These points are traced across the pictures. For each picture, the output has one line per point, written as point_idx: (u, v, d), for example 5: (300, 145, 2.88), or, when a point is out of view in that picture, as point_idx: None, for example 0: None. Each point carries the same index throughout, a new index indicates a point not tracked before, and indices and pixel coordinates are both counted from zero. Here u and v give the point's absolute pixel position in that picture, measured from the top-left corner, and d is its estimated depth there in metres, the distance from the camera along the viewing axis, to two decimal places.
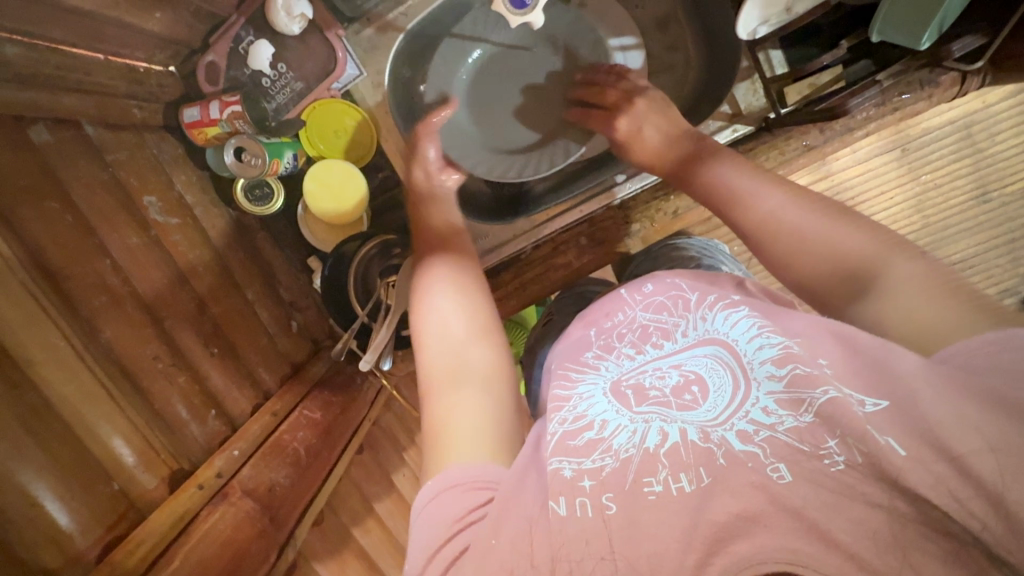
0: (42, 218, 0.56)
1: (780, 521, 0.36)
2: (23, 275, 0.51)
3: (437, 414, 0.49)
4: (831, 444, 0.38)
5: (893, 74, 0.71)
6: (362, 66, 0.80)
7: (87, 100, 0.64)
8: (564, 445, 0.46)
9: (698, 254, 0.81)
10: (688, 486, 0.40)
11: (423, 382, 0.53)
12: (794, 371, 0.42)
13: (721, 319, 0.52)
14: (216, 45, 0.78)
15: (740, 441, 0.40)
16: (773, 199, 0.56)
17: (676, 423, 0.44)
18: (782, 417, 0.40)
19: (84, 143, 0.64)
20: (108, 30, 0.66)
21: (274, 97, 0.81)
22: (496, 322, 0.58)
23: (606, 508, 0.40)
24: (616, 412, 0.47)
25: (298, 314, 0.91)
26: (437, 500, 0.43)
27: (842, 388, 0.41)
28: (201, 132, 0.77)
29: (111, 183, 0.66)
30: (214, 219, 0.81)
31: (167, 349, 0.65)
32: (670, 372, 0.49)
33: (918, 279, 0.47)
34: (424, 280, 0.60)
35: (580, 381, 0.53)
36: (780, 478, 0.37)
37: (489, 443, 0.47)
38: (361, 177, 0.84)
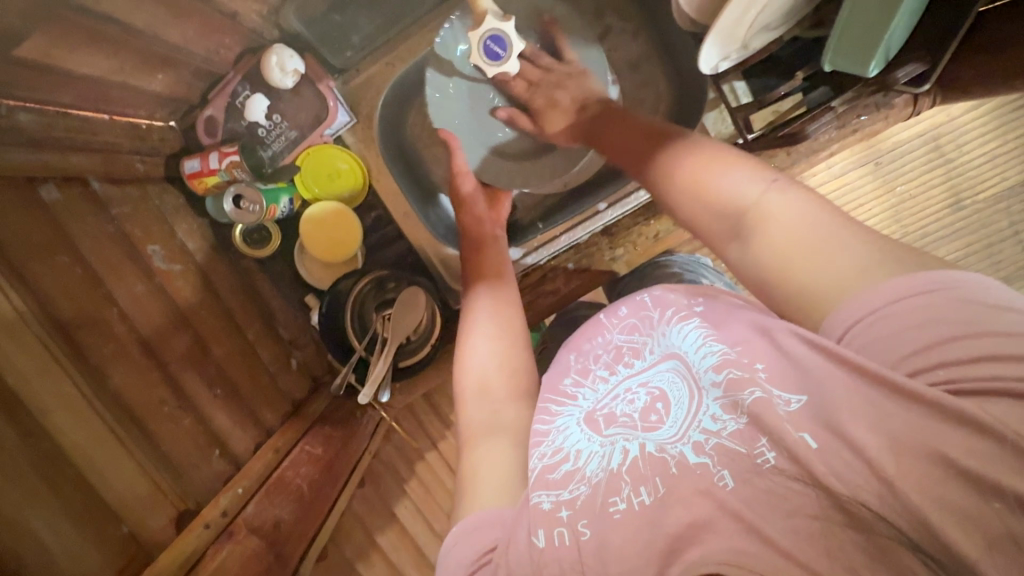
0: (53, 272, 0.59)
1: (725, 524, 0.40)
2: (37, 326, 0.54)
3: (473, 458, 0.57)
4: (763, 444, 0.41)
5: (847, 100, 0.76)
6: (352, 113, 0.85)
7: (95, 158, 0.68)
8: (544, 479, 0.50)
9: (681, 269, 0.84)
10: (647, 498, 0.44)
11: (462, 431, 0.61)
12: (728, 376, 0.45)
13: (677, 332, 0.54)
14: (215, 100, 0.81)
15: (694, 453, 0.44)
16: (688, 162, 0.54)
17: (637, 439, 0.47)
18: (725, 422, 0.44)
19: (91, 198, 0.68)
20: (114, 93, 0.68)
21: (270, 145, 0.84)
22: (526, 372, 0.65)
23: (582, 534, 0.45)
24: (588, 439, 0.51)
25: (298, 351, 0.93)
26: (459, 544, 0.49)
27: (767, 389, 0.43)
28: (201, 181, 0.81)
29: (116, 235, 0.69)
30: (215, 264, 0.84)
31: (173, 392, 0.67)
32: (639, 393, 0.51)
33: (800, 216, 0.44)
34: (466, 326, 0.69)
35: (558, 415, 0.56)
36: (725, 484, 0.41)
37: (508, 486, 0.53)
38: (354, 218, 0.88)
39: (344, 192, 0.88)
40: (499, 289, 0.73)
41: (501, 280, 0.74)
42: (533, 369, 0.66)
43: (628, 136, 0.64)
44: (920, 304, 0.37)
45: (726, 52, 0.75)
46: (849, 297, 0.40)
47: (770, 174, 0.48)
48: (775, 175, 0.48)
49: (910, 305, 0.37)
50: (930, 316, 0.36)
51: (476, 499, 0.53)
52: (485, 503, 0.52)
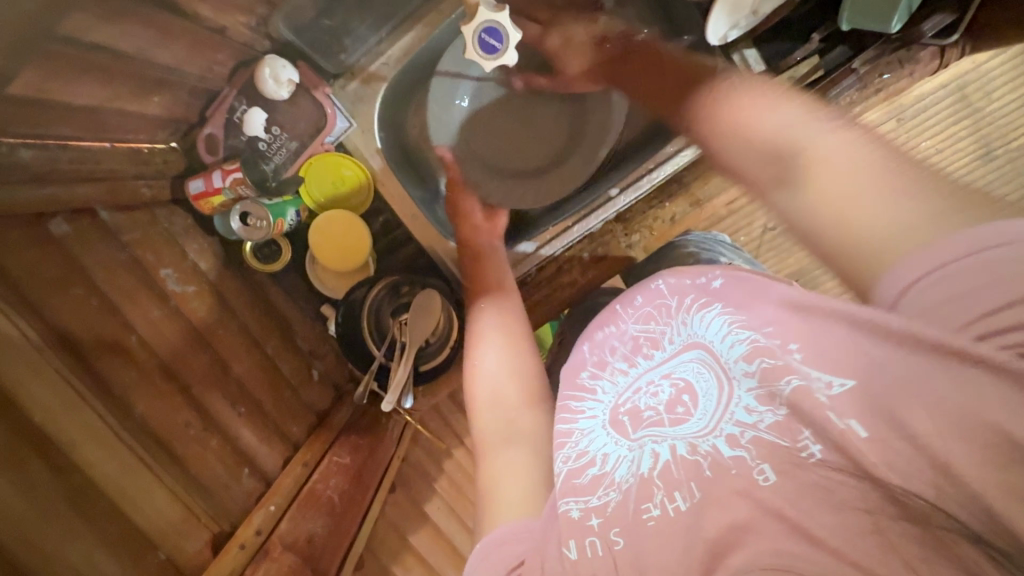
0: (70, 304, 0.59)
1: (767, 525, 0.38)
2: (58, 361, 0.55)
3: (491, 472, 0.56)
4: (806, 437, 0.39)
5: (869, 60, 0.73)
6: (352, 117, 0.83)
7: (100, 187, 0.68)
8: (572, 484, 0.49)
9: (698, 249, 0.82)
10: (683, 504, 0.42)
11: (477, 441, 0.60)
12: (762, 365, 0.44)
13: (699, 321, 0.52)
14: (213, 119, 0.80)
15: (729, 447, 0.42)
16: (732, 102, 0.53)
17: (667, 441, 0.46)
18: (762, 414, 0.42)
19: (100, 228, 0.68)
20: (112, 121, 0.67)
21: (272, 158, 0.83)
22: (538, 381, 0.65)
23: (615, 544, 0.43)
24: (616, 443, 0.50)
25: (318, 361, 0.93)
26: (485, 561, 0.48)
27: (804, 375, 0.41)
28: (207, 202, 0.80)
29: (129, 262, 0.70)
30: (229, 281, 0.84)
31: (198, 414, 0.68)
32: (663, 384, 0.51)
33: (862, 158, 0.42)
34: (474, 337, 0.69)
35: (580, 413, 0.55)
36: (766, 480, 0.39)
37: (531, 499, 0.53)
38: (363, 225, 0.87)
39: (349, 199, 0.86)
40: (506, 298, 0.73)
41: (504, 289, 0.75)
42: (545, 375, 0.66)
43: (667, 88, 0.63)
44: (988, 259, 0.34)
45: (736, 19, 0.73)
46: (906, 255, 0.38)
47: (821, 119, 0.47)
48: (829, 116, 0.47)
49: (977, 263, 0.34)
50: (994, 275, 0.33)
51: (500, 513, 0.52)
52: (510, 517, 0.51)
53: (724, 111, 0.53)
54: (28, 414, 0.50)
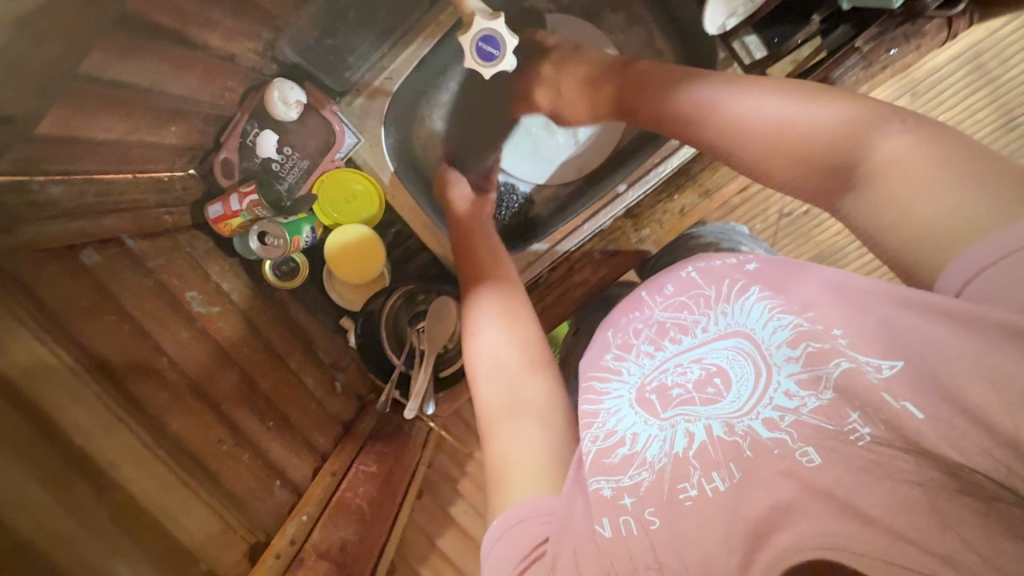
0: (104, 331, 0.62)
1: (816, 505, 0.40)
2: (94, 385, 0.57)
3: (499, 447, 0.57)
4: (854, 419, 0.42)
5: (872, 38, 0.72)
6: (359, 133, 0.84)
7: (125, 218, 0.71)
8: (601, 463, 0.49)
9: (714, 238, 0.86)
10: (721, 485, 0.44)
11: (483, 416, 0.61)
12: (807, 350, 0.46)
13: (739, 308, 0.53)
14: (227, 143, 0.81)
15: (767, 429, 0.45)
16: (744, 99, 0.58)
17: (701, 421, 0.48)
18: (804, 398, 0.45)
19: (128, 256, 0.71)
20: (134, 152, 0.70)
21: (285, 178, 0.84)
22: (540, 356, 0.65)
23: (650, 523, 0.45)
24: (644, 422, 0.51)
25: (340, 373, 0.95)
26: (506, 538, 0.50)
27: (854, 358, 0.44)
28: (226, 224, 0.82)
29: (156, 287, 0.73)
30: (251, 300, 0.87)
31: (229, 430, 0.70)
32: (692, 367, 0.52)
33: (908, 148, 0.47)
34: (473, 318, 0.69)
35: (606, 394, 0.56)
36: (810, 461, 0.42)
37: (544, 474, 0.53)
38: (376, 237, 0.89)
39: (362, 214, 0.88)
40: (503, 280, 0.73)
41: (502, 271, 0.74)
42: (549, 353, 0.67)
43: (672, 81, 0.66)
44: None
45: (732, 7, 0.75)
46: (963, 249, 0.42)
47: (866, 117, 0.50)
48: (855, 106, 0.52)
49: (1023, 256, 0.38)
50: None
51: (516, 488, 0.53)
52: (525, 492, 0.52)
53: (734, 108, 0.59)
54: (70, 436, 0.52)
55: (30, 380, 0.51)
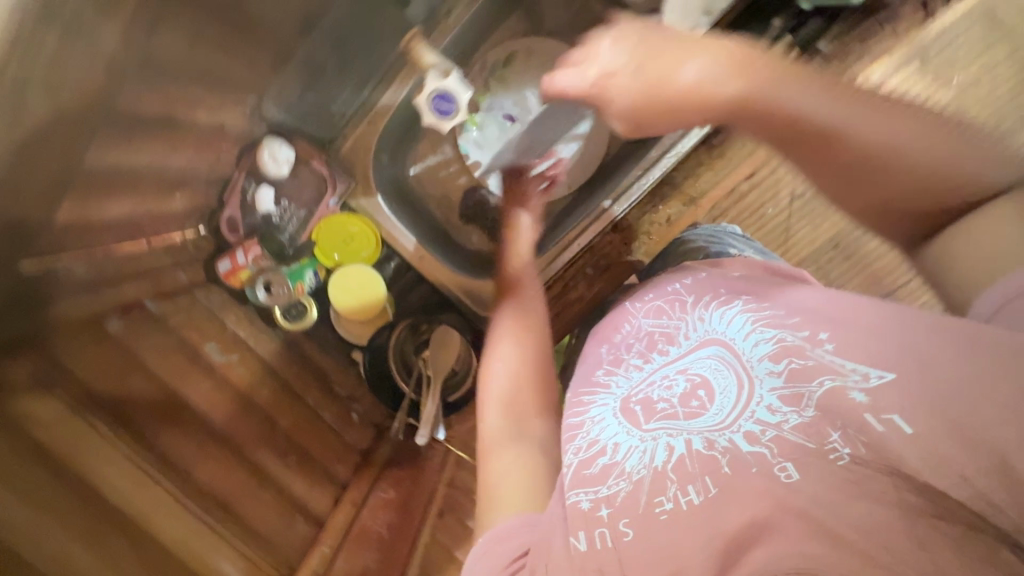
0: (132, 391, 0.69)
1: (789, 523, 0.42)
2: (125, 447, 0.63)
3: (494, 467, 0.63)
4: (836, 439, 0.44)
5: (834, 38, 0.72)
6: (349, 175, 0.90)
7: (144, 283, 0.77)
8: (581, 476, 0.54)
9: (707, 242, 0.88)
10: (697, 498, 0.47)
11: (486, 434, 0.66)
12: (789, 366, 0.51)
13: (718, 319, 0.62)
14: (230, 201, 0.86)
15: (748, 442, 0.48)
16: (858, 116, 0.51)
17: (681, 436, 0.52)
18: (786, 414, 0.48)
19: (149, 318, 0.77)
20: (145, 221, 0.75)
21: (286, 229, 0.91)
22: (545, 388, 0.71)
23: (624, 533, 0.48)
24: (627, 433, 0.56)
25: (357, 404, 1.00)
26: (491, 550, 0.55)
27: (840, 376, 0.48)
28: (236, 278, 0.87)
29: (177, 343, 0.79)
30: (267, 343, 0.92)
31: (252, 471, 0.76)
32: (677, 379, 0.58)
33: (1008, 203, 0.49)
34: (495, 342, 0.73)
35: (592, 404, 0.63)
36: (788, 476, 0.44)
37: (528, 499, 0.60)
38: (377, 275, 0.93)
39: (362, 252, 0.92)
40: (531, 310, 0.76)
41: (532, 300, 0.78)
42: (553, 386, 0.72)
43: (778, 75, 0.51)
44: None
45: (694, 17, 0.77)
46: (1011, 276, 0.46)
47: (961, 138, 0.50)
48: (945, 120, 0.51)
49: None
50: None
51: (502, 508, 0.58)
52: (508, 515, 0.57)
53: (856, 128, 0.51)
54: (106, 495, 0.59)
55: (70, 447, 0.58)
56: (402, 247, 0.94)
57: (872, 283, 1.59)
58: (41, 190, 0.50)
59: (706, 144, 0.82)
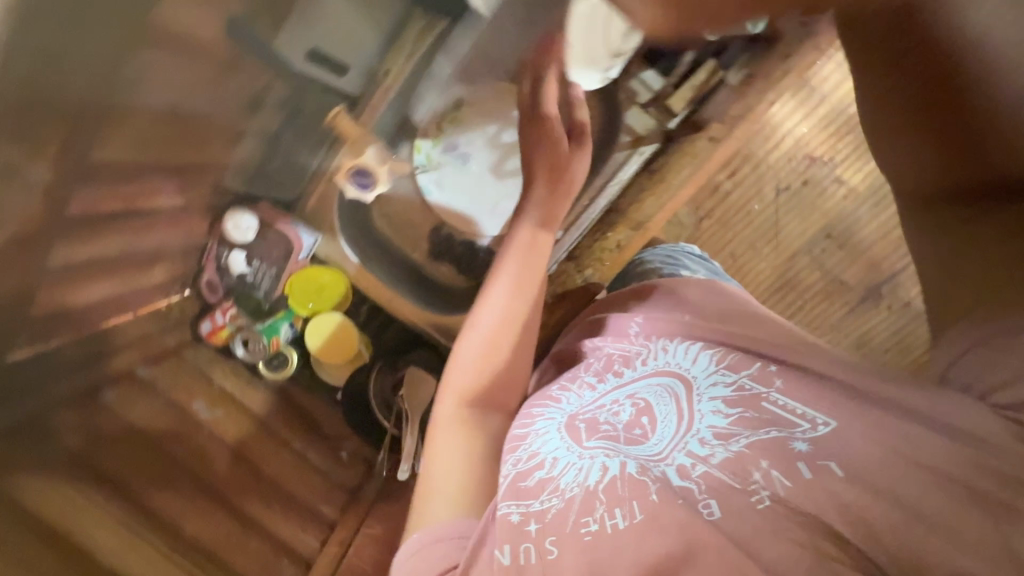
0: (120, 456, 0.76)
1: (712, 559, 0.45)
2: (113, 511, 0.72)
3: (438, 448, 0.72)
4: (759, 477, 0.49)
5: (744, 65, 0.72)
6: (315, 231, 0.93)
7: (134, 354, 0.84)
8: (517, 488, 0.59)
9: (662, 263, 0.90)
10: (620, 522, 0.51)
11: (441, 412, 0.77)
12: (741, 414, 0.55)
13: (683, 353, 0.67)
14: (206, 267, 0.93)
15: (679, 477, 0.53)
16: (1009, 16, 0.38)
17: (617, 458, 0.56)
18: (714, 448, 0.53)
19: (140, 385, 0.84)
20: (130, 296, 0.81)
21: (261, 285, 0.97)
22: (498, 384, 0.78)
23: (549, 552, 0.52)
24: (568, 450, 0.61)
25: (347, 441, 1.03)
26: (425, 550, 0.59)
27: (788, 427, 0.52)
28: (218, 336, 0.95)
29: (166, 406, 0.86)
30: (256, 394, 0.98)
31: (236, 523, 0.84)
32: (624, 405, 0.64)
33: None
34: (466, 329, 0.80)
35: (540, 420, 0.69)
36: (711, 513, 0.49)
37: (465, 497, 0.65)
38: (349, 321, 0.99)
39: (333, 300, 0.98)
40: (514, 310, 0.80)
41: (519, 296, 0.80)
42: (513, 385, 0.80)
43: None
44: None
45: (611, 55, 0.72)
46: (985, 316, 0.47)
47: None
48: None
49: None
50: None
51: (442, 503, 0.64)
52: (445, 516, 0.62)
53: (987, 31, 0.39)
54: (86, 549, 0.67)
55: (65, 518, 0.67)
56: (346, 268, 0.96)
57: (870, 270, 1.45)
58: (7, 301, 0.57)
59: (647, 171, 0.84)
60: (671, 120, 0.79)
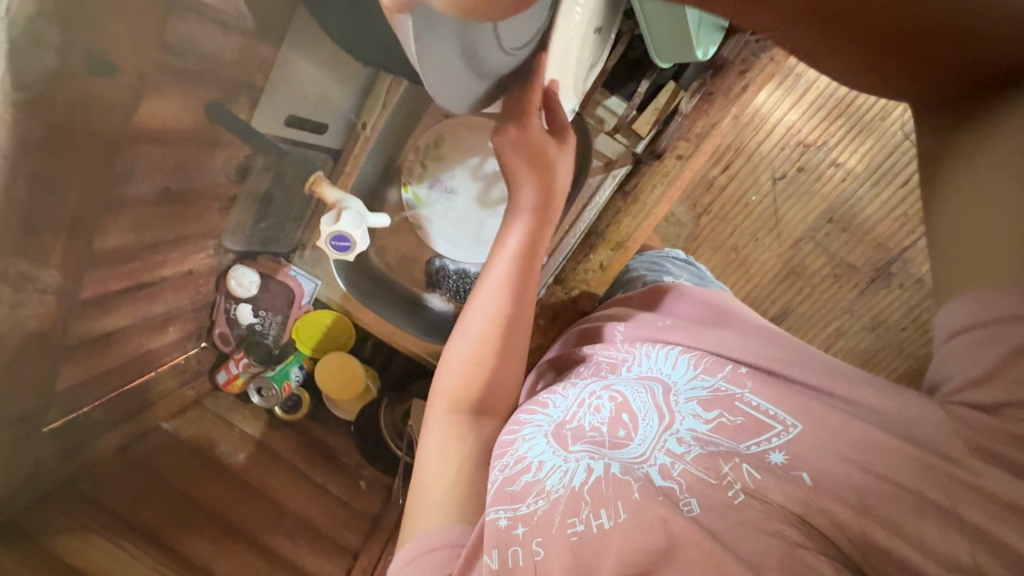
0: (154, 506, 0.81)
1: (692, 553, 0.44)
2: (145, 553, 0.75)
3: (424, 460, 0.63)
4: (728, 473, 0.48)
5: (696, 91, 0.76)
6: (315, 276, 1.00)
7: (158, 410, 0.91)
8: (504, 492, 0.55)
9: (647, 270, 0.90)
10: (607, 521, 0.48)
11: (426, 420, 0.68)
12: (720, 420, 0.53)
13: (664, 359, 0.64)
14: (217, 320, 0.99)
15: (661, 477, 0.51)
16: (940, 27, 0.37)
17: (602, 459, 0.53)
18: (689, 446, 0.52)
19: (165, 437, 0.90)
20: (149, 357, 0.87)
21: (269, 333, 1.01)
22: (494, 387, 0.69)
23: (536, 554, 0.49)
24: (553, 452, 0.57)
25: (365, 471, 1.10)
26: (413, 563, 0.53)
27: (762, 433, 0.50)
28: (234, 384, 1.02)
29: (192, 454, 0.91)
30: (274, 435, 1.05)
31: (264, 560, 0.87)
32: (604, 401, 0.61)
33: None
34: (461, 324, 0.73)
35: (527, 424, 0.64)
36: (690, 509, 0.47)
37: (458, 509, 0.57)
38: (354, 360, 1.03)
39: (339, 339, 1.04)
40: (515, 305, 0.71)
41: (522, 292, 0.72)
42: (507, 391, 0.71)
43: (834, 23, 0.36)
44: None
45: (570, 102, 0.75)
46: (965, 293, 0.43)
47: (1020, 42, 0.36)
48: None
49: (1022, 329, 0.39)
50: None
51: (420, 518, 0.57)
52: (430, 522, 0.56)
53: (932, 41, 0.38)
54: None
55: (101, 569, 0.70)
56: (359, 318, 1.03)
57: (877, 249, 1.39)
58: (37, 381, 0.63)
59: (621, 192, 0.86)
60: (638, 142, 0.82)
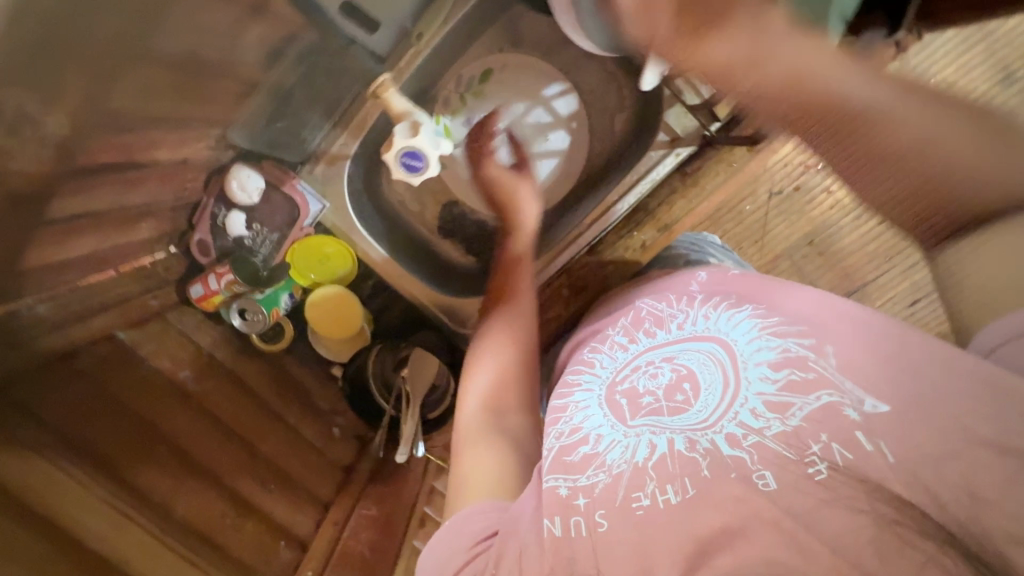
0: (108, 430, 0.68)
1: (765, 534, 0.42)
2: (75, 470, 0.62)
3: (463, 468, 0.61)
4: (815, 454, 0.44)
5: None
6: (324, 198, 0.86)
7: (112, 314, 0.75)
8: (562, 462, 0.53)
9: (687, 251, 0.84)
10: (673, 497, 0.46)
11: (459, 442, 0.65)
12: (790, 377, 0.49)
13: (725, 319, 0.59)
14: (200, 225, 0.86)
15: (729, 445, 0.48)
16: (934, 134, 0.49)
17: (664, 434, 0.51)
18: (769, 421, 0.47)
19: (119, 349, 0.76)
20: (111, 254, 0.74)
21: (260, 251, 0.89)
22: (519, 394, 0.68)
23: (599, 525, 0.47)
24: (611, 426, 0.55)
25: (339, 418, 1.03)
26: (455, 529, 0.54)
27: (838, 391, 0.46)
28: (210, 302, 0.88)
29: (151, 375, 0.77)
30: (245, 364, 0.94)
31: (231, 503, 0.77)
32: (664, 368, 0.57)
33: None
34: (474, 350, 0.73)
35: (575, 390, 0.62)
36: (765, 484, 0.44)
37: (502, 486, 0.58)
38: (354, 301, 0.93)
39: (337, 272, 0.92)
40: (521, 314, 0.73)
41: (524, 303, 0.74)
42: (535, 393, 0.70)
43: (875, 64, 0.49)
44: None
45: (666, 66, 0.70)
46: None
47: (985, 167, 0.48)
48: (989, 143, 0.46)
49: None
50: None
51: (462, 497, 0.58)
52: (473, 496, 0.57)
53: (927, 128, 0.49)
54: (71, 525, 0.57)
55: (32, 488, 0.56)
56: (365, 251, 0.90)
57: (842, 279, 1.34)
58: None
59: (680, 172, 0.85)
60: (713, 123, 0.80)
